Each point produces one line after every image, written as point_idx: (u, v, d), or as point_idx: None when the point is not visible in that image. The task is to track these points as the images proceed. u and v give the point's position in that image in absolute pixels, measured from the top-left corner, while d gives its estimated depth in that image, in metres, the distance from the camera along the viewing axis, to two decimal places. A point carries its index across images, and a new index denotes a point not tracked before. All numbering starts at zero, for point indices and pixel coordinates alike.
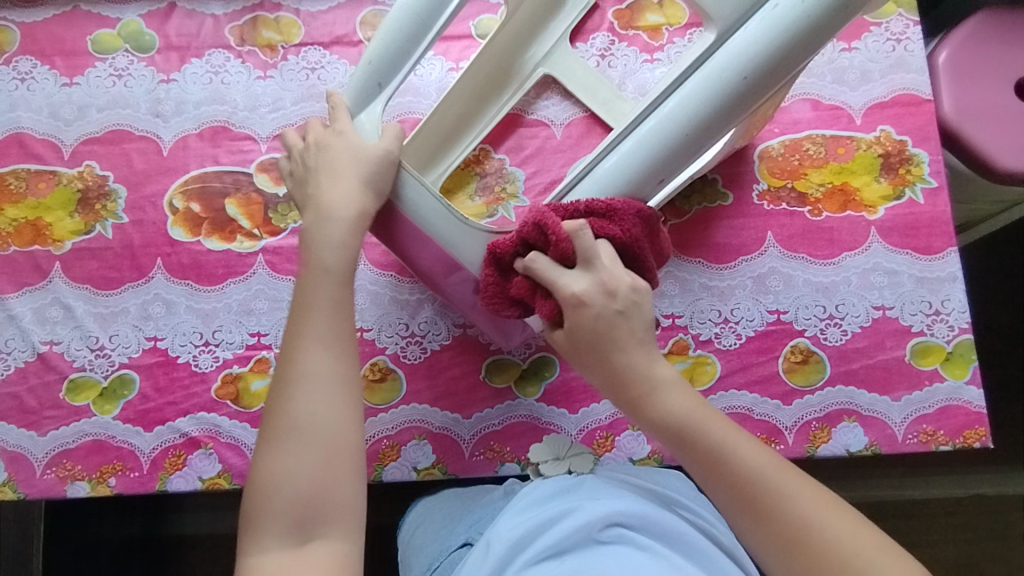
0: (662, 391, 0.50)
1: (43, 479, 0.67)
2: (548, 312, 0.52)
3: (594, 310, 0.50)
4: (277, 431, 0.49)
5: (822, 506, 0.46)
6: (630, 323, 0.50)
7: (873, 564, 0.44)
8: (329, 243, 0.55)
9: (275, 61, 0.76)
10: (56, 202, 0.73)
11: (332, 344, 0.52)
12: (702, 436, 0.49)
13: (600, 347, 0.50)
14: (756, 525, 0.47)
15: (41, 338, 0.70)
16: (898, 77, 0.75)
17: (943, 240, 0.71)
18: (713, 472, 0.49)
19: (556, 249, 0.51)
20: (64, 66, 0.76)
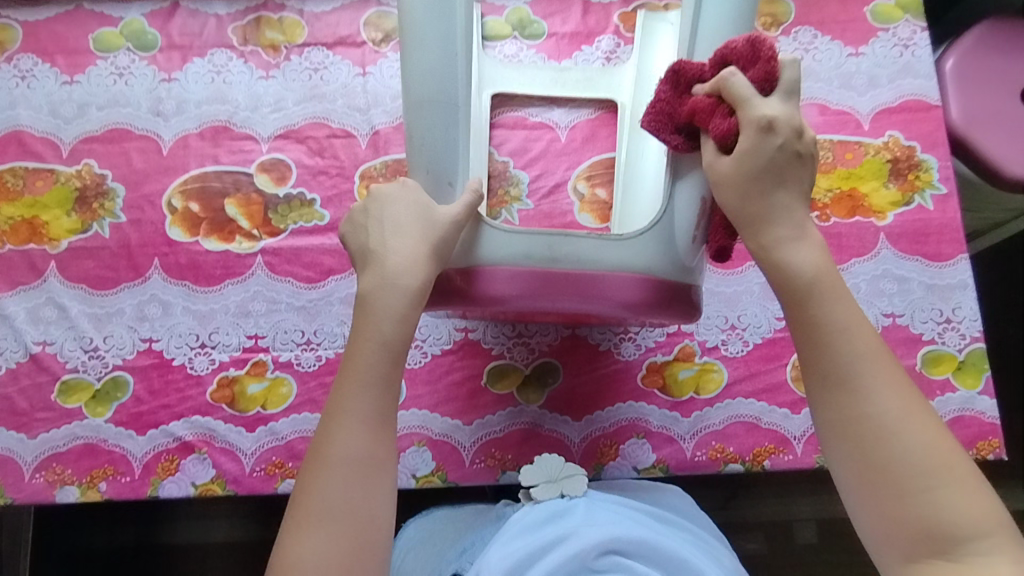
0: (778, 223, 0.47)
1: (32, 483, 0.65)
2: (724, 128, 0.48)
3: (781, 139, 0.46)
4: (310, 514, 0.47)
5: (921, 422, 0.44)
6: (788, 188, 0.47)
7: (947, 492, 0.43)
8: (387, 314, 0.49)
9: (279, 61, 0.76)
10: (53, 200, 0.72)
11: (371, 424, 0.48)
12: (827, 301, 0.46)
13: (758, 179, 0.47)
14: (827, 406, 0.45)
15: (34, 338, 0.69)
16: (906, 82, 0.74)
17: (954, 247, 0.70)
18: (818, 337, 0.46)
19: (757, 71, 0.47)
20: (65, 64, 0.76)
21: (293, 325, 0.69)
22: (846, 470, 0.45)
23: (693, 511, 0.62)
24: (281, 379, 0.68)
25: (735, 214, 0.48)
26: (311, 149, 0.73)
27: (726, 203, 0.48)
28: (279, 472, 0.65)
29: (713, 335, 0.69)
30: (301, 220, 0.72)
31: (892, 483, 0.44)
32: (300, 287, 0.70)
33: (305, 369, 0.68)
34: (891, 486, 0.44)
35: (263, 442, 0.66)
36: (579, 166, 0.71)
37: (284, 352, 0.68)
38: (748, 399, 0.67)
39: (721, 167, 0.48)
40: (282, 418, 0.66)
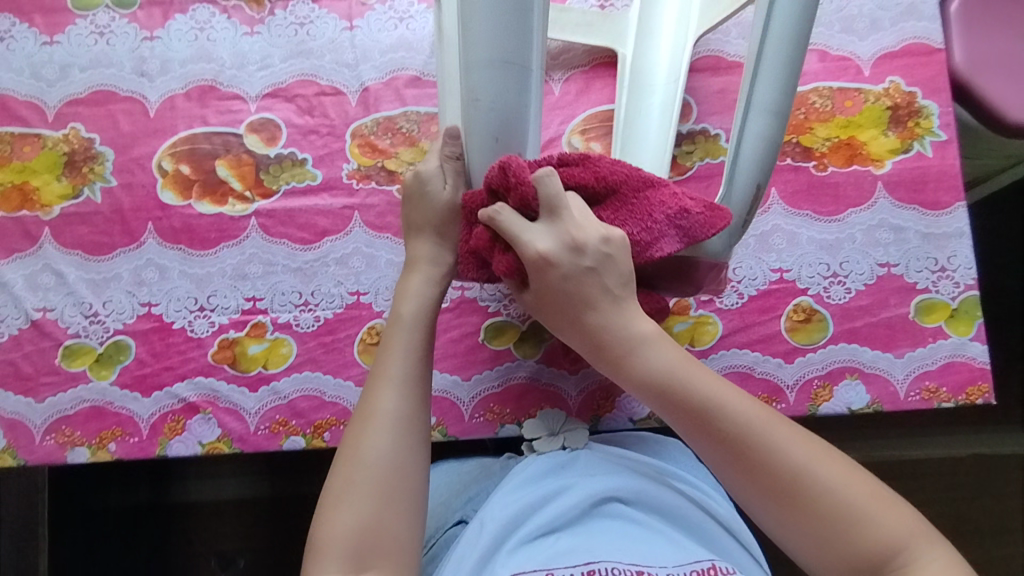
0: (636, 344, 0.51)
1: (43, 445, 0.67)
2: (505, 266, 0.51)
3: (561, 266, 0.50)
4: (353, 470, 0.49)
5: (790, 435, 0.49)
6: (600, 277, 0.50)
7: (825, 475, 0.47)
8: (410, 291, 0.56)
9: (263, 16, 0.74)
10: (42, 166, 0.71)
11: (406, 388, 0.52)
12: (676, 375, 0.50)
13: (558, 296, 0.51)
14: (715, 452, 0.50)
15: (33, 305, 0.69)
16: (909, 25, 0.72)
17: (951, 195, 0.70)
18: (666, 403, 0.51)
19: (514, 195, 0.50)
20: (44, 24, 0.74)
21: (290, 287, 0.69)
22: (757, 503, 0.49)
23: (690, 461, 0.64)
24: (281, 340, 0.68)
25: (591, 354, 0.53)
26: (300, 107, 0.72)
27: (568, 336, 0.54)
28: (283, 430, 0.66)
29: None
30: (294, 181, 0.71)
31: (788, 493, 0.47)
32: (296, 248, 0.70)
33: (305, 329, 0.69)
34: (791, 497, 0.47)
35: (266, 402, 0.67)
36: (573, 120, 0.70)
37: (282, 314, 0.69)
38: (743, 349, 0.68)
39: (534, 300, 0.53)
40: (284, 377, 0.68)
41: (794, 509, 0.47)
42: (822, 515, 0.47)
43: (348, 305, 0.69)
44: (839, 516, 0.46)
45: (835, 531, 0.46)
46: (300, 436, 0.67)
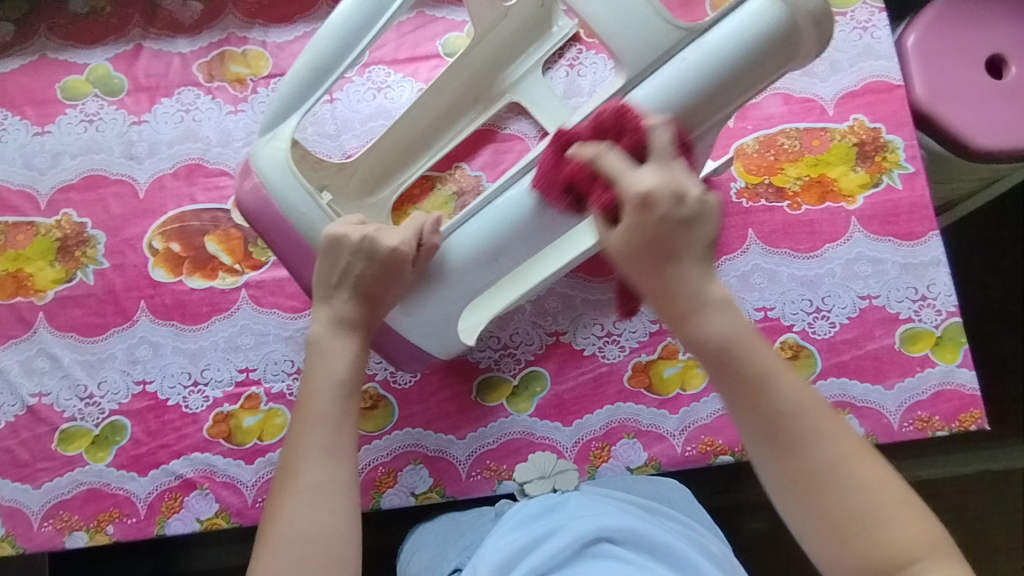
0: (709, 308, 0.43)
1: (41, 532, 0.67)
2: (605, 202, 0.45)
3: (662, 209, 0.43)
4: (274, 541, 0.48)
5: (868, 466, 0.43)
6: (693, 234, 0.43)
7: (893, 518, 0.42)
8: (338, 354, 0.54)
9: (245, 95, 0.76)
10: (35, 252, 0.73)
11: (333, 452, 0.51)
12: (744, 360, 0.43)
13: (651, 245, 0.43)
14: (777, 461, 0.43)
15: (29, 390, 0.70)
16: (867, 65, 0.75)
17: (924, 225, 0.71)
18: (743, 399, 0.44)
19: (722, 78, 0.47)
20: (35, 115, 0.76)
21: (283, 355, 0.70)
22: (805, 526, 0.43)
23: (688, 505, 0.64)
24: (275, 410, 0.69)
25: (653, 302, 0.45)
26: None
27: (631, 276, 0.45)
28: None
29: None
30: None
31: (848, 528, 0.42)
32: (286, 317, 0.71)
33: (298, 398, 0.69)
34: (851, 531, 0.42)
35: (263, 473, 0.67)
36: None
37: (276, 384, 0.70)
38: None
39: (615, 245, 0.44)
40: (279, 447, 0.68)
41: (850, 541, 0.42)
42: (874, 558, 0.42)
43: None
44: (892, 564, 0.41)
45: None
46: None
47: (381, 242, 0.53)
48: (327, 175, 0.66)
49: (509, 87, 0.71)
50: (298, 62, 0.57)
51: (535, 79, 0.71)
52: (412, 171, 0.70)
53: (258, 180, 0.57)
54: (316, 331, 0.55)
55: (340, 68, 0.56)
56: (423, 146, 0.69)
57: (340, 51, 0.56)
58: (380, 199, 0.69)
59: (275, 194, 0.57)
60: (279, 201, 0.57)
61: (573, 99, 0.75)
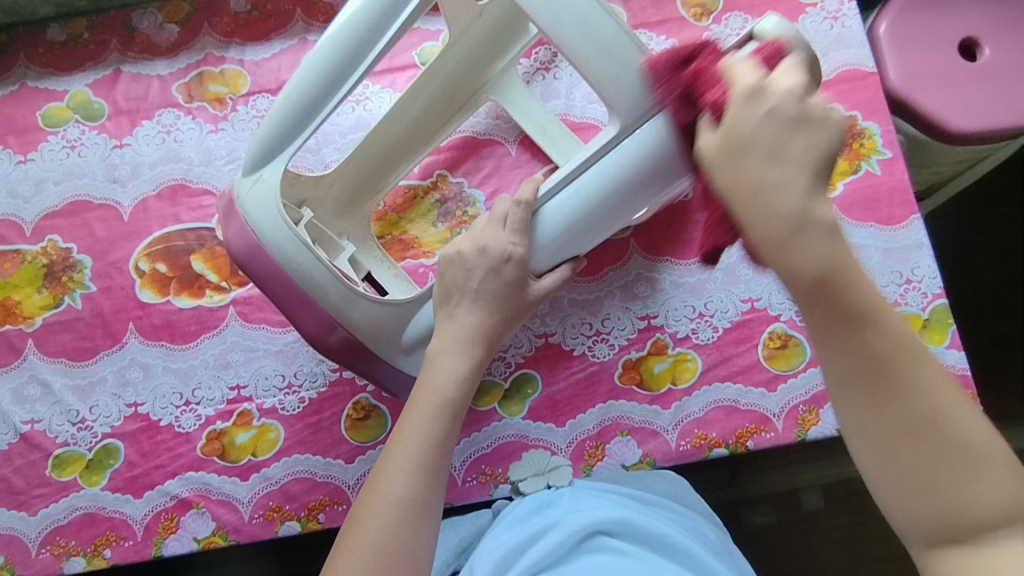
0: (812, 233, 0.35)
1: (39, 558, 0.67)
2: (718, 100, 0.40)
3: (775, 100, 0.37)
4: (357, 543, 0.46)
5: (974, 419, 0.35)
6: (808, 136, 0.37)
7: (980, 479, 0.35)
8: (449, 374, 0.52)
9: (225, 113, 0.77)
10: (23, 280, 0.73)
11: (425, 472, 0.48)
12: (845, 293, 0.35)
13: (760, 140, 0.36)
14: (863, 403, 0.36)
15: (21, 417, 0.70)
16: (840, 53, 0.76)
17: (905, 209, 0.72)
18: (826, 338, 0.36)
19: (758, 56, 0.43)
20: (17, 144, 0.77)
21: (273, 370, 0.70)
22: (880, 472, 0.36)
23: (685, 494, 0.64)
24: (268, 426, 0.69)
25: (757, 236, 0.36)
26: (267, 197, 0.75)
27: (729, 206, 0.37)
28: (277, 516, 0.66)
29: (683, 325, 0.70)
30: None
31: (931, 481, 0.35)
32: (275, 331, 0.71)
33: (290, 412, 0.69)
34: (929, 487, 0.35)
35: (258, 489, 0.67)
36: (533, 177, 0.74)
37: (267, 399, 0.70)
38: (724, 383, 0.68)
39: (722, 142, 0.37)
40: (274, 462, 0.68)
41: (925, 492, 0.35)
42: (949, 516, 0.35)
43: (330, 382, 0.70)
44: (967, 525, 0.35)
45: (954, 533, 0.35)
46: (295, 520, 0.66)
47: (493, 252, 0.53)
48: (306, 188, 0.67)
49: (485, 89, 0.72)
50: (284, 93, 0.58)
51: (511, 82, 0.72)
52: (394, 178, 0.70)
53: (245, 222, 0.58)
54: (435, 346, 0.54)
55: (326, 106, 0.57)
56: (399, 155, 0.70)
57: (322, 89, 0.56)
58: (362, 209, 0.70)
59: (263, 237, 0.57)
60: (271, 246, 0.57)
61: (551, 102, 0.76)
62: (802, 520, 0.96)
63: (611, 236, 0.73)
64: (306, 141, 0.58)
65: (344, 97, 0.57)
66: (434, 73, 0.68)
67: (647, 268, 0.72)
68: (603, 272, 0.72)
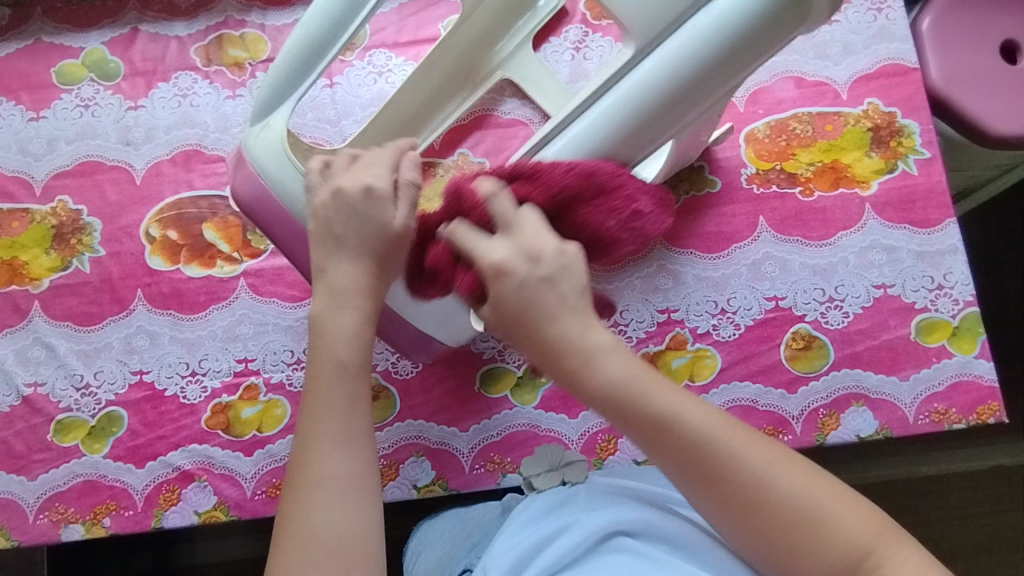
0: (603, 356, 0.40)
1: (36, 524, 0.66)
2: (467, 284, 0.42)
3: (518, 277, 0.40)
4: (292, 545, 0.43)
5: (797, 473, 0.40)
6: (558, 292, 0.40)
7: (837, 519, 0.39)
8: (339, 333, 0.46)
9: (244, 79, 0.75)
10: (31, 240, 0.72)
11: (345, 442, 0.45)
12: (654, 397, 0.40)
13: (524, 318, 0.40)
14: (702, 492, 0.40)
15: (25, 380, 0.69)
16: (882, 47, 0.73)
17: (941, 212, 0.69)
18: (657, 447, 0.40)
19: (525, 188, 0.43)
20: (30, 100, 0.75)
21: (282, 345, 0.69)
22: (749, 547, 0.41)
23: None
24: (275, 401, 0.67)
25: (541, 362, 0.41)
26: None
27: (516, 345, 0.42)
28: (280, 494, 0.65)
29: (704, 321, 0.68)
30: None
31: (795, 536, 0.39)
32: (286, 306, 0.70)
33: (298, 388, 0.68)
34: (799, 540, 0.39)
35: (262, 465, 0.66)
36: None
37: (275, 374, 0.68)
38: (744, 382, 0.67)
39: (498, 313, 0.41)
40: (279, 439, 0.66)
41: (798, 554, 0.39)
42: (830, 559, 0.39)
43: None
44: (847, 561, 0.39)
45: (844, 575, 0.39)
46: None
47: (353, 190, 0.47)
48: None
49: (500, 65, 0.69)
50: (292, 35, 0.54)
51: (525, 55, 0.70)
52: None
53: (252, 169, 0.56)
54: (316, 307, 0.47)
55: (331, 52, 0.54)
56: (412, 131, 0.67)
57: (330, 32, 0.53)
58: None
59: (269, 180, 0.55)
60: (273, 186, 0.55)
61: (579, 83, 0.74)
62: None
63: None
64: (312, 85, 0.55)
65: (350, 41, 0.54)
66: (451, 43, 0.64)
67: (669, 260, 0.70)
68: (626, 263, 0.70)
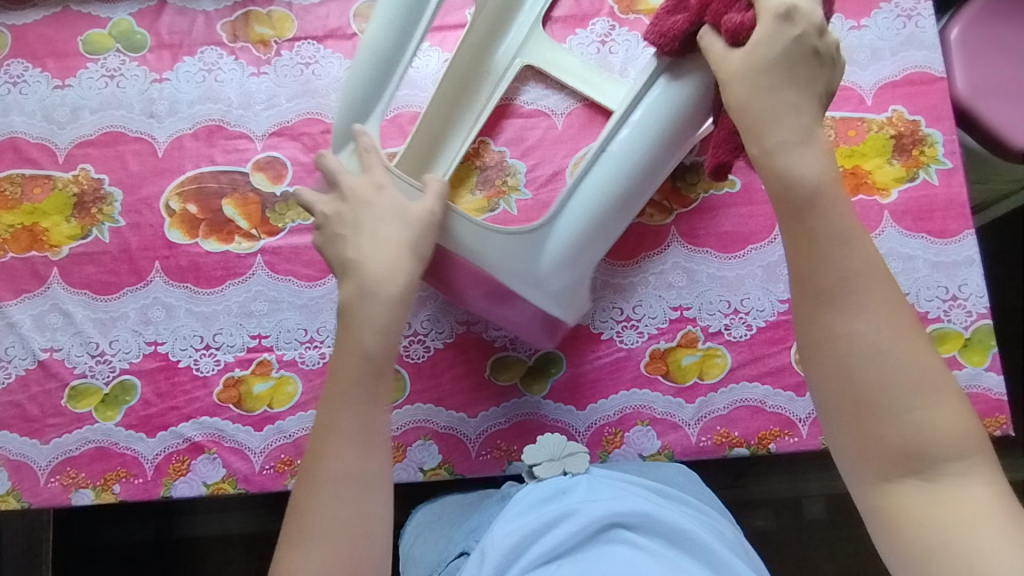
0: (786, 150, 0.44)
1: (47, 487, 0.67)
2: (738, 21, 0.47)
3: (805, 11, 0.45)
4: (300, 532, 0.47)
5: (918, 352, 0.42)
6: (806, 31, 0.45)
7: (923, 411, 0.41)
8: (370, 326, 0.51)
9: (269, 57, 0.75)
10: (52, 207, 0.72)
11: (360, 441, 0.49)
12: (828, 214, 0.43)
13: (773, 65, 0.45)
14: (813, 325, 0.43)
15: (41, 345, 0.70)
16: (910, 54, 0.73)
17: (960, 223, 0.69)
18: (811, 248, 0.43)
19: (736, 13, 0.47)
20: (56, 68, 0.75)
21: (296, 324, 0.69)
22: (829, 406, 0.43)
23: (702, 492, 0.63)
24: (286, 378, 0.68)
25: (731, 112, 0.46)
26: (304, 146, 0.73)
27: (736, 107, 0.46)
28: (288, 469, 0.66)
29: (716, 320, 0.69)
30: (299, 218, 0.71)
31: (890, 402, 0.41)
32: (301, 285, 0.70)
33: (310, 367, 0.68)
34: (886, 413, 0.41)
35: (271, 441, 0.67)
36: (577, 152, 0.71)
37: (288, 351, 0.69)
38: (753, 383, 0.67)
39: (744, 54, 0.46)
40: (289, 416, 0.67)
41: (872, 426, 0.41)
42: (904, 447, 0.41)
43: None
44: (921, 454, 0.41)
45: (909, 465, 0.41)
46: None
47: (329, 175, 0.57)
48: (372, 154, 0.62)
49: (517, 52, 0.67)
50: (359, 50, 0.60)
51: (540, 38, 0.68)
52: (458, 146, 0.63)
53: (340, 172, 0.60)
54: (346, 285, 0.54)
55: (403, 60, 0.60)
56: (456, 117, 0.64)
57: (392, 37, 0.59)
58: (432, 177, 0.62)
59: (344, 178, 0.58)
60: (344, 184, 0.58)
61: None
62: (802, 528, 0.95)
63: (651, 221, 0.71)
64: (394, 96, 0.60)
65: (417, 44, 0.60)
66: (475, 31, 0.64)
67: (685, 258, 0.70)
68: (641, 259, 0.70)
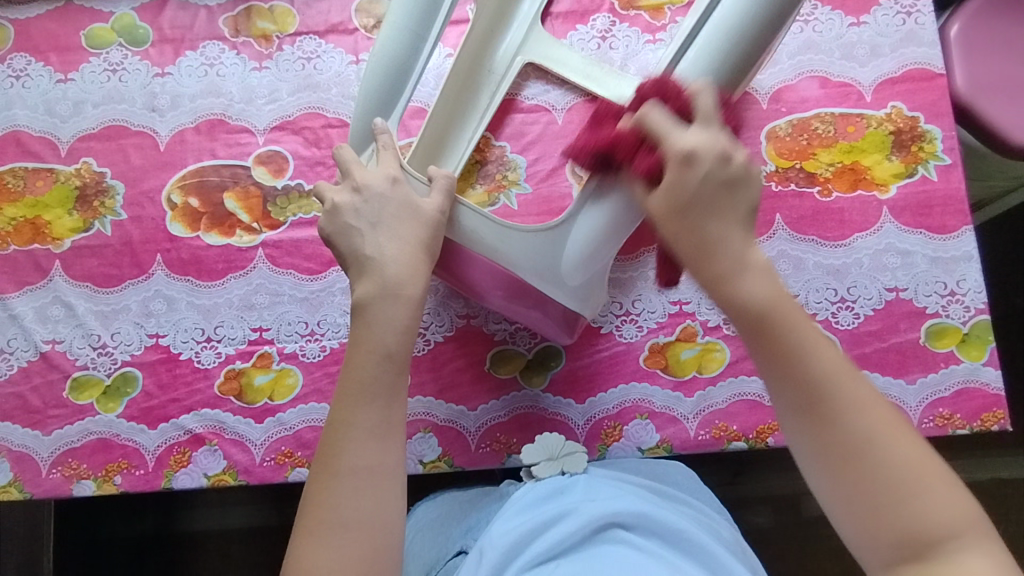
0: (743, 274, 0.44)
1: (49, 478, 0.67)
2: (648, 166, 0.47)
3: (705, 167, 0.44)
4: (317, 524, 0.46)
5: (905, 440, 0.41)
6: (737, 197, 0.45)
7: (924, 495, 0.40)
8: (390, 324, 0.50)
9: (270, 51, 0.75)
10: (54, 200, 0.73)
11: (380, 436, 0.48)
12: (787, 331, 0.43)
13: (693, 208, 0.44)
14: (801, 430, 0.42)
15: (43, 337, 0.70)
16: (909, 51, 0.73)
17: (958, 218, 0.69)
18: (778, 363, 0.43)
19: (672, 104, 0.48)
20: (59, 62, 0.76)
21: (296, 317, 0.70)
22: (837, 503, 0.42)
23: (694, 489, 0.65)
24: (287, 370, 0.68)
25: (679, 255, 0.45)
26: (306, 140, 0.73)
27: (668, 241, 0.46)
28: (288, 461, 0.66)
29: (715, 314, 0.69)
30: (300, 212, 0.71)
31: (882, 500, 0.40)
32: (302, 278, 0.70)
33: (311, 359, 0.69)
34: (884, 509, 0.40)
35: (272, 433, 0.67)
36: None
37: (288, 344, 0.69)
38: (752, 377, 0.67)
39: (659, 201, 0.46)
40: (289, 408, 0.67)
41: (875, 519, 0.41)
42: (902, 531, 0.40)
43: None
44: (921, 541, 0.40)
45: (914, 549, 0.40)
46: (306, 467, 0.66)
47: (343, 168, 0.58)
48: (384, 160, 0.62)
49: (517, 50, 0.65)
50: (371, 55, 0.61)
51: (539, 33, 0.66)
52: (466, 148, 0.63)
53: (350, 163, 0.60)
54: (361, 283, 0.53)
55: (417, 63, 0.60)
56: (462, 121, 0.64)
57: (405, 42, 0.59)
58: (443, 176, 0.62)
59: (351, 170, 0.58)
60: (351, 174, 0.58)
61: None
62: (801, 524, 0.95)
63: None
64: (408, 98, 0.60)
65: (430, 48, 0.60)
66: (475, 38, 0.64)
67: None
68: (641, 254, 0.71)
